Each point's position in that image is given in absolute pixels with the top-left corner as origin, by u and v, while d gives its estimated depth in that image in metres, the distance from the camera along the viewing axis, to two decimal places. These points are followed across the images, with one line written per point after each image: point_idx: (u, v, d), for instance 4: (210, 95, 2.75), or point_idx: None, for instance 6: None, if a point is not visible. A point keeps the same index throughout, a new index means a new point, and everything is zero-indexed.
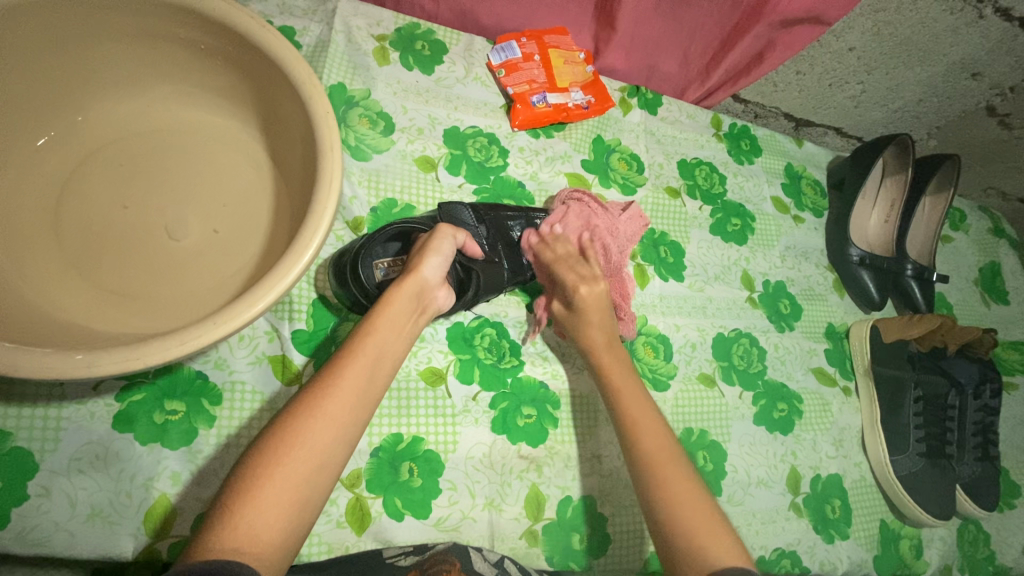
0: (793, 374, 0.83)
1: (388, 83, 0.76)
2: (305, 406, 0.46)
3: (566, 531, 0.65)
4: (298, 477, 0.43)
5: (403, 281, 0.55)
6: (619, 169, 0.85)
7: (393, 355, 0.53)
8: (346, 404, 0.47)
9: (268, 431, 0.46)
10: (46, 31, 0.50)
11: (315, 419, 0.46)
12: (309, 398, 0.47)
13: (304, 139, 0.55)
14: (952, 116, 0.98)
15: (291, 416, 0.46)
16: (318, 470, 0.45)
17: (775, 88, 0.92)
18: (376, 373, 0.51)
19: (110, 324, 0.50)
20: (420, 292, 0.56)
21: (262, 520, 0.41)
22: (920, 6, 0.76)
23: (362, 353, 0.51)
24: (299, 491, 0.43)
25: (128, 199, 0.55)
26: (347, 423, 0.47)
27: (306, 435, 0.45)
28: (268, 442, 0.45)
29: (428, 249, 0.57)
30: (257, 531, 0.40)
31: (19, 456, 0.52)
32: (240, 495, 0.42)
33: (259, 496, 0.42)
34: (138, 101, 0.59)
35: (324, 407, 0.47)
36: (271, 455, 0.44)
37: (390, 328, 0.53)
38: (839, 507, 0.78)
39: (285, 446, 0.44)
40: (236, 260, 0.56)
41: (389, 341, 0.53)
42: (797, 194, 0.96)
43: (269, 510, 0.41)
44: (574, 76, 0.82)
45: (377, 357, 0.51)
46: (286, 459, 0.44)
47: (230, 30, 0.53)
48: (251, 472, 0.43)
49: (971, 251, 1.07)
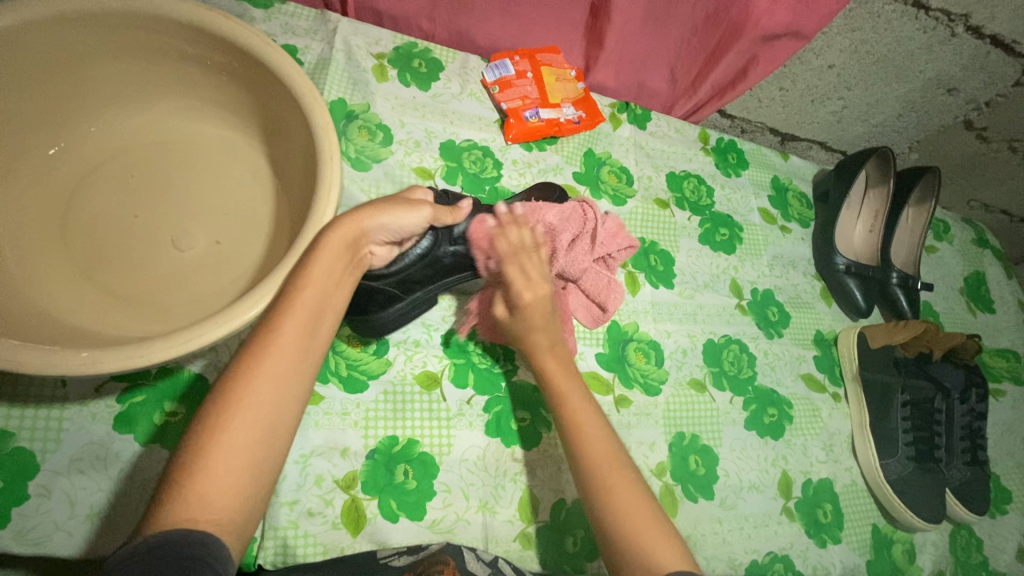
0: (783, 380, 0.84)
1: (386, 98, 0.80)
2: (241, 367, 0.44)
3: (560, 534, 0.66)
4: (246, 443, 0.42)
5: (337, 224, 0.50)
6: (610, 181, 0.88)
7: (335, 302, 0.50)
8: (281, 362, 0.45)
9: (212, 393, 0.44)
10: (61, 47, 0.53)
11: (256, 379, 0.44)
12: (248, 356, 0.45)
13: (305, 152, 0.57)
14: (932, 130, 1.01)
15: (230, 379, 0.44)
16: (270, 432, 0.43)
17: (760, 103, 0.96)
18: (317, 325, 0.48)
19: (113, 326, 0.52)
20: (357, 239, 0.52)
21: (214, 490, 0.40)
22: (894, 25, 0.80)
23: (300, 304, 0.47)
24: (250, 457, 0.42)
25: (138, 207, 0.58)
26: (291, 379, 0.45)
27: (249, 397, 0.43)
28: (211, 406, 0.43)
29: (389, 210, 0.54)
30: (210, 501, 0.40)
31: (21, 455, 0.53)
32: (187, 467, 0.40)
33: (207, 467, 0.40)
34: (146, 114, 0.61)
35: (263, 366, 0.44)
36: (216, 418, 0.42)
37: (329, 273, 0.49)
38: (831, 511, 0.79)
39: (228, 409, 0.42)
40: (237, 267, 0.58)
41: (329, 288, 0.49)
42: (784, 206, 0.99)
43: (222, 476, 0.41)
44: (566, 92, 0.86)
45: (316, 308, 0.48)
46: (224, 428, 0.42)
47: (236, 47, 0.55)
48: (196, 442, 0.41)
49: (956, 261, 1.09)
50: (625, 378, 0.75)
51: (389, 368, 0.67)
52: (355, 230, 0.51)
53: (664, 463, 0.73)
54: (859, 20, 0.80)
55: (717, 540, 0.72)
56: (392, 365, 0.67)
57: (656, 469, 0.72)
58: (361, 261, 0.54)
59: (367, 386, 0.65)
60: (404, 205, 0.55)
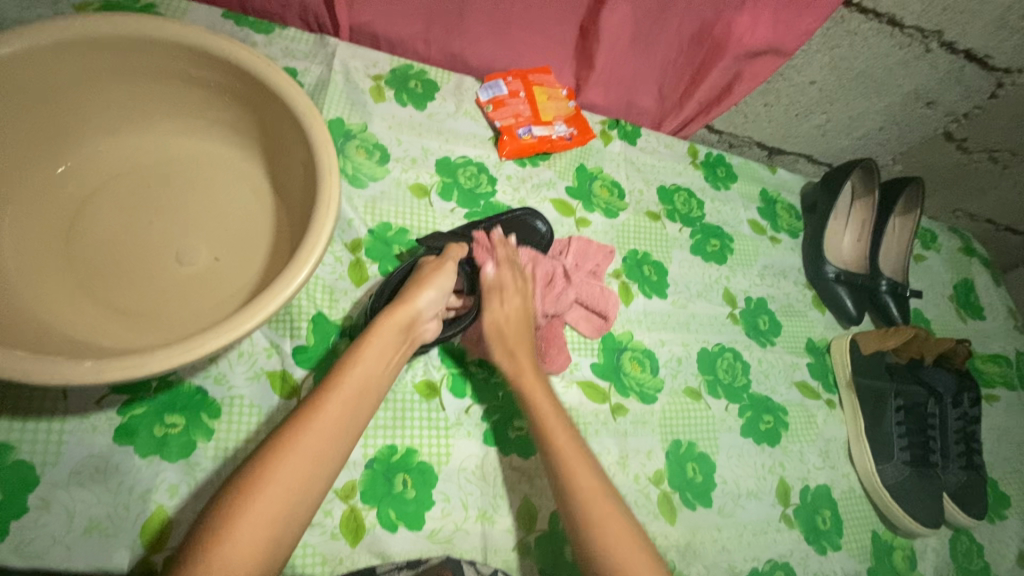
0: (777, 388, 0.85)
1: (383, 118, 0.82)
2: (288, 435, 0.47)
3: (559, 543, 0.66)
4: (275, 512, 0.44)
5: (395, 309, 0.57)
6: (602, 195, 0.90)
7: (377, 386, 0.54)
8: (326, 436, 0.48)
9: (247, 462, 0.46)
10: (71, 70, 0.55)
11: (296, 449, 0.47)
12: (290, 430, 0.48)
13: (305, 170, 0.59)
14: (914, 142, 1.05)
15: (268, 451, 0.46)
16: (294, 504, 0.45)
17: (746, 118, 0.99)
18: (360, 407, 0.52)
19: (113, 338, 0.53)
20: (409, 324, 0.58)
21: (238, 553, 0.41)
22: (870, 42, 0.84)
23: (347, 383, 0.52)
24: (272, 526, 0.44)
25: (153, 215, 0.60)
26: (328, 457, 0.48)
27: (286, 469, 0.45)
28: (248, 474, 0.45)
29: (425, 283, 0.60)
30: (231, 568, 0.40)
31: (21, 468, 0.53)
32: (214, 530, 0.42)
33: (233, 530, 0.42)
34: (149, 134, 0.63)
35: (304, 440, 0.47)
36: (250, 487, 0.44)
37: (379, 356, 0.55)
38: (830, 518, 0.79)
39: (263, 478, 0.45)
40: (237, 283, 0.59)
41: (375, 369, 0.54)
42: (773, 217, 1.01)
43: (246, 540, 0.42)
44: (558, 110, 0.89)
45: (361, 391, 0.52)
46: (264, 493, 0.44)
47: (239, 68, 0.58)
48: (230, 502, 0.43)
49: (944, 269, 1.11)
50: (621, 387, 0.76)
51: None
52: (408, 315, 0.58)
53: (661, 471, 0.73)
54: (836, 38, 0.83)
55: (716, 548, 0.72)
56: None
57: (654, 477, 0.72)
58: (412, 343, 0.60)
59: None
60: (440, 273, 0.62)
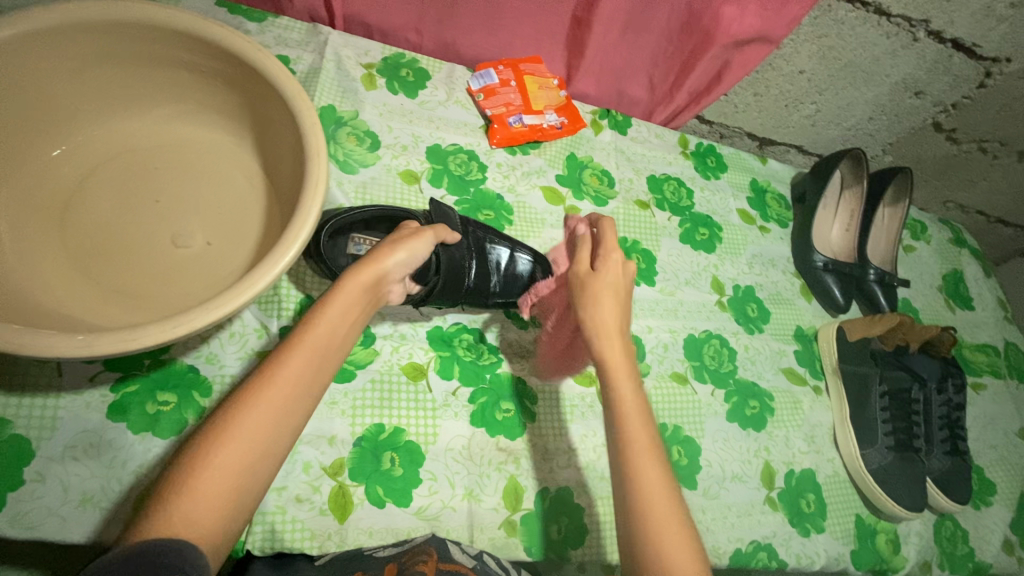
0: (764, 374, 0.86)
1: (375, 105, 0.83)
2: (250, 389, 0.47)
3: (544, 522, 0.67)
4: (241, 462, 0.45)
5: (358, 268, 0.57)
6: (592, 183, 0.91)
7: (342, 340, 0.54)
8: (290, 390, 0.48)
9: (215, 413, 0.47)
10: (64, 54, 0.56)
11: (258, 403, 0.47)
12: (256, 382, 0.48)
13: (294, 153, 0.60)
14: (903, 133, 1.05)
15: (233, 403, 0.47)
16: (261, 457, 0.46)
17: (736, 108, 0.99)
18: (325, 361, 0.52)
19: (106, 316, 0.54)
20: (375, 281, 0.58)
21: (201, 503, 0.42)
22: (858, 31, 0.84)
23: (312, 338, 0.51)
24: (237, 478, 0.44)
25: (160, 194, 0.62)
26: (293, 410, 0.48)
27: (251, 421, 0.46)
28: (211, 429, 0.45)
29: (398, 244, 0.59)
30: (196, 515, 0.42)
31: (16, 442, 0.54)
32: (178, 481, 0.43)
33: (200, 481, 0.43)
34: (143, 118, 0.64)
35: (270, 393, 0.48)
36: (216, 437, 0.45)
37: (344, 311, 0.55)
38: (814, 501, 0.80)
39: (225, 431, 0.45)
40: (228, 263, 0.60)
41: (340, 327, 0.54)
42: (762, 206, 1.02)
43: (210, 491, 0.43)
44: (548, 99, 0.90)
45: (325, 346, 0.52)
46: (226, 445, 0.45)
47: (231, 54, 0.59)
48: (193, 454, 0.44)
49: (934, 260, 1.12)
50: None
51: (376, 358, 0.68)
52: (375, 274, 0.57)
53: None
54: (824, 27, 0.84)
55: (701, 529, 0.73)
56: (379, 355, 0.69)
57: None
58: (377, 301, 0.59)
59: (355, 375, 0.67)
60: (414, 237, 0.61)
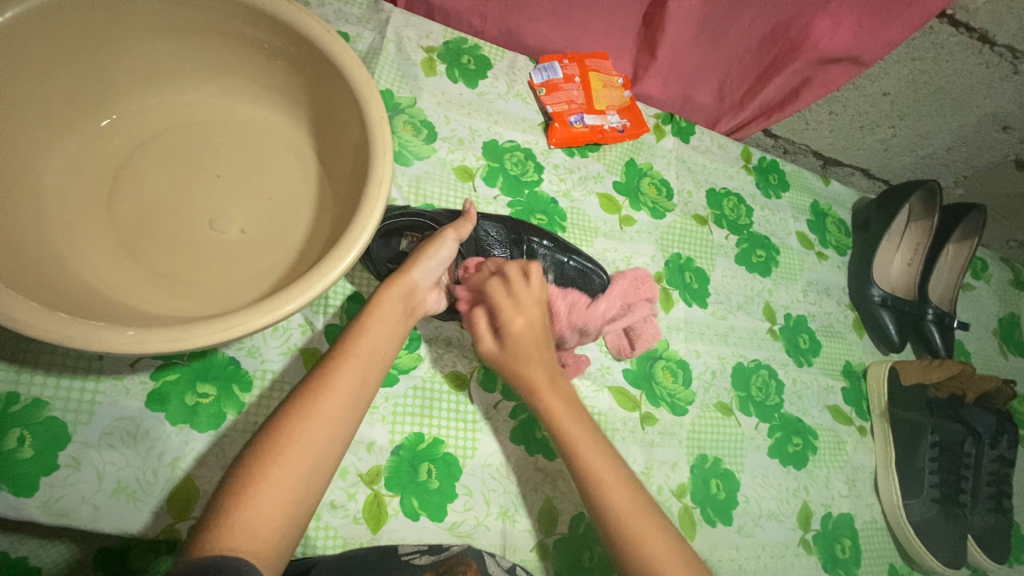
0: (810, 410, 0.83)
1: (433, 93, 0.79)
2: (302, 405, 0.45)
3: (577, 548, 0.65)
4: (296, 473, 0.43)
5: (393, 282, 0.54)
6: (650, 193, 0.86)
7: (386, 355, 0.51)
8: (339, 404, 0.46)
9: (263, 431, 0.44)
10: (122, 20, 0.51)
11: (310, 419, 0.45)
12: (302, 399, 0.46)
13: (356, 148, 0.55)
14: (980, 167, 0.99)
15: (284, 420, 0.44)
16: (314, 472, 0.44)
17: (808, 125, 0.93)
18: (369, 373, 0.49)
19: (149, 302, 0.50)
20: (410, 292, 0.55)
21: (259, 520, 0.40)
22: (956, 58, 0.78)
23: (354, 353, 0.49)
24: (292, 491, 0.42)
25: (219, 167, 0.57)
26: (340, 422, 0.46)
27: (302, 437, 0.44)
28: (263, 445, 0.43)
29: (424, 254, 0.56)
30: (254, 531, 0.39)
31: (52, 425, 0.53)
32: (232, 495, 0.41)
33: (256, 496, 0.41)
34: (193, 91, 0.59)
35: (319, 408, 0.45)
36: (271, 452, 0.43)
37: (385, 326, 0.52)
38: (849, 547, 0.78)
39: (279, 447, 0.43)
40: (277, 255, 0.55)
41: (382, 341, 0.51)
42: (822, 231, 0.97)
43: (266, 508, 0.41)
44: (611, 99, 0.84)
45: (366, 363, 0.49)
46: (282, 458, 0.43)
47: (296, 33, 0.53)
48: (249, 468, 0.42)
49: (991, 301, 1.07)
50: (651, 396, 0.74)
51: (420, 364, 0.66)
52: (405, 286, 0.54)
53: (685, 484, 0.72)
54: (920, 49, 0.78)
55: (733, 567, 0.71)
56: (423, 361, 0.66)
57: (677, 490, 0.71)
58: (415, 314, 0.56)
59: (397, 380, 0.64)
60: (432, 245, 0.57)
